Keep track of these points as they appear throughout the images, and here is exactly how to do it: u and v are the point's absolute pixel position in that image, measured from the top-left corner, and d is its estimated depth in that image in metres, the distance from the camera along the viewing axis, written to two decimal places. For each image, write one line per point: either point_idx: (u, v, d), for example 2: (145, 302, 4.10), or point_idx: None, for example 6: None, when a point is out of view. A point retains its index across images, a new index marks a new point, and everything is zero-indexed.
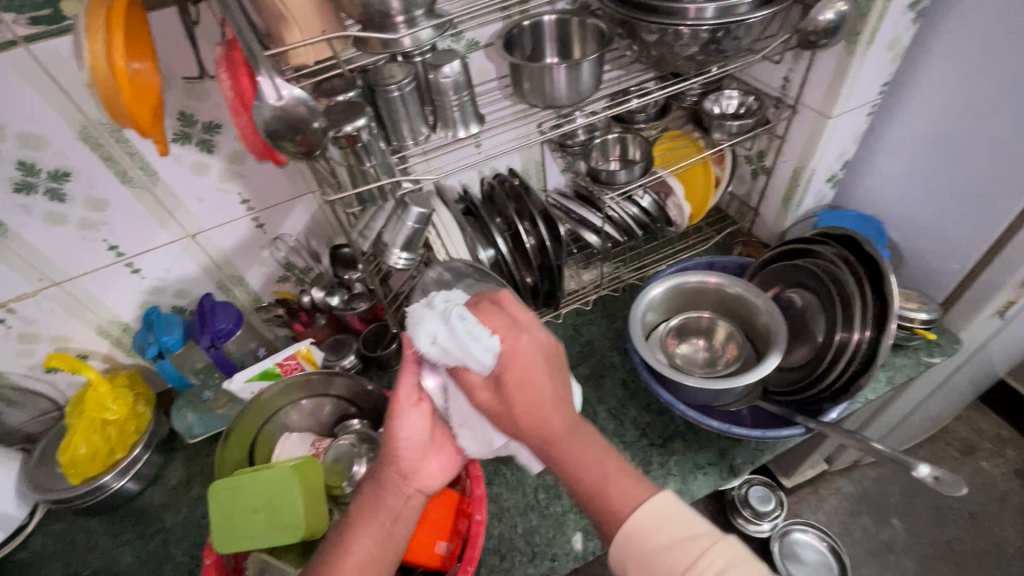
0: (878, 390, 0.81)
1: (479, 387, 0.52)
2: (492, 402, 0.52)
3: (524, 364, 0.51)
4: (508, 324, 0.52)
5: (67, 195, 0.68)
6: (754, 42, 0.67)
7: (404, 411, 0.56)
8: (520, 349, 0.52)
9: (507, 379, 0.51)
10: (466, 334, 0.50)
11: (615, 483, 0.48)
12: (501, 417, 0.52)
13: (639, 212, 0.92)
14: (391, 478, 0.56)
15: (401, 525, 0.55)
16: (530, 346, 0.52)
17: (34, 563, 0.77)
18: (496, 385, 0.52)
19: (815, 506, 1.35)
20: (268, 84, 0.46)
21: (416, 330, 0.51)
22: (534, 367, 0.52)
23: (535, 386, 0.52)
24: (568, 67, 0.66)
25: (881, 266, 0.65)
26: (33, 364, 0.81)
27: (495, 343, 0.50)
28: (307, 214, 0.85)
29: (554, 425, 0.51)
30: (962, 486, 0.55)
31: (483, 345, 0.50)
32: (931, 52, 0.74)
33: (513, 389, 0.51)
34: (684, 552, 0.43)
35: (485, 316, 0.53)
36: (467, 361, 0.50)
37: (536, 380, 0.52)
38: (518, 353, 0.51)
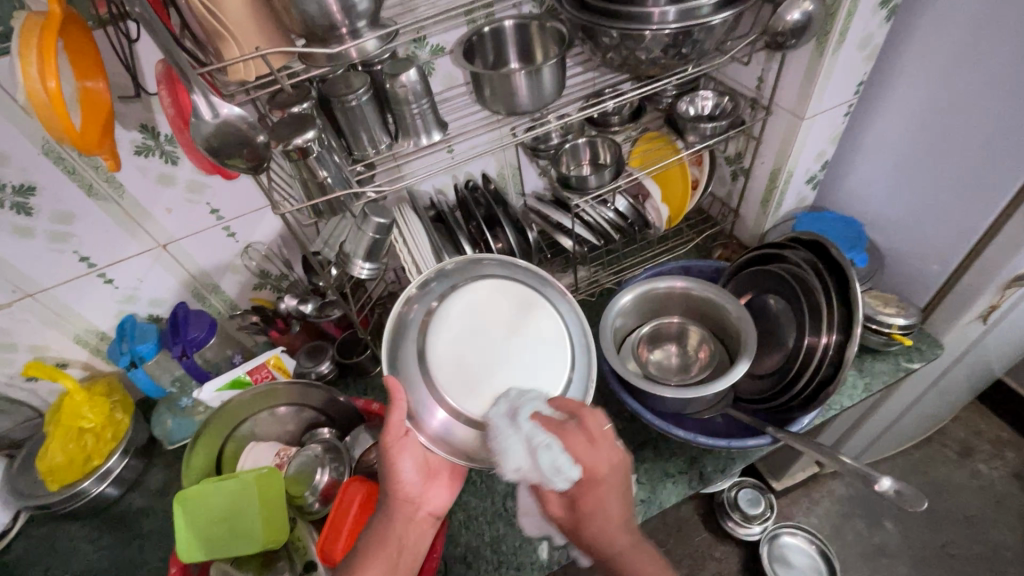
0: (853, 396, 0.79)
1: (554, 503, 0.56)
2: (564, 518, 0.55)
3: (599, 489, 0.54)
4: (589, 447, 0.55)
5: (34, 209, 0.68)
6: (718, 43, 0.66)
7: (403, 448, 0.58)
8: (598, 473, 0.54)
9: (582, 502, 0.54)
10: (548, 462, 0.54)
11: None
12: (570, 534, 0.55)
13: (616, 217, 0.90)
14: (400, 507, 0.59)
15: (409, 550, 0.58)
16: (608, 471, 0.55)
17: (16, 567, 0.79)
18: (570, 505, 0.55)
19: (806, 509, 1.34)
20: (202, 101, 0.46)
21: (501, 449, 0.56)
22: (609, 493, 0.55)
23: (608, 510, 0.54)
24: (529, 73, 0.65)
25: (846, 270, 0.64)
26: (13, 373, 0.82)
27: (574, 471, 0.54)
28: (278, 222, 0.85)
29: (619, 545, 0.53)
30: (922, 501, 0.54)
31: (562, 474, 0.53)
32: (908, 46, 0.71)
33: (584, 513, 0.54)
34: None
35: (572, 434, 0.56)
36: (546, 481, 0.54)
37: (609, 503, 0.54)
38: (596, 479, 0.54)
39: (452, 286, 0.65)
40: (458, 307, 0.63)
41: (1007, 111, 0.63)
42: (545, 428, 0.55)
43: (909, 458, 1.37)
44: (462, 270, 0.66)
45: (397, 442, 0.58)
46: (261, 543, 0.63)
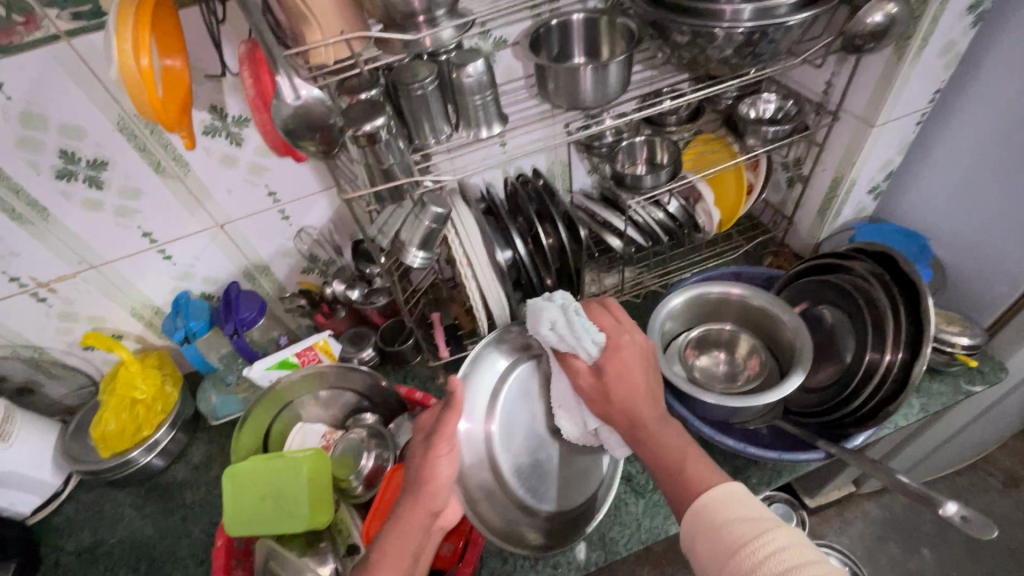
0: (909, 416, 0.76)
1: (582, 373, 0.60)
2: (592, 389, 0.59)
3: (625, 357, 0.59)
4: (614, 323, 0.62)
5: (105, 183, 0.71)
6: (792, 44, 0.64)
7: (446, 454, 0.57)
8: (621, 343, 0.60)
9: (608, 369, 0.58)
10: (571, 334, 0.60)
11: (691, 466, 0.51)
12: (601, 402, 0.59)
13: (665, 218, 0.88)
14: (421, 517, 0.55)
15: (423, 558, 0.56)
16: (630, 345, 0.60)
17: (65, 529, 0.82)
18: (598, 375, 0.59)
19: (838, 528, 1.28)
20: (287, 83, 0.48)
21: (536, 320, 0.62)
22: (632, 360, 0.59)
23: (631, 377, 0.58)
24: (595, 68, 0.63)
25: (919, 286, 0.63)
26: (72, 341, 0.85)
27: (601, 337, 0.60)
28: (333, 208, 0.86)
29: (642, 413, 0.56)
30: (992, 529, 0.52)
31: (591, 338, 0.60)
32: (989, 59, 0.69)
33: (609, 376, 0.58)
34: (752, 526, 0.43)
35: (601, 315, 0.63)
36: (577, 351, 0.60)
37: (632, 371, 0.58)
38: (624, 345, 0.60)
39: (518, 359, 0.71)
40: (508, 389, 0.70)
41: None
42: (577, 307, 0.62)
43: (949, 483, 1.30)
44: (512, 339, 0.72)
45: (446, 446, 0.57)
46: (306, 523, 0.64)
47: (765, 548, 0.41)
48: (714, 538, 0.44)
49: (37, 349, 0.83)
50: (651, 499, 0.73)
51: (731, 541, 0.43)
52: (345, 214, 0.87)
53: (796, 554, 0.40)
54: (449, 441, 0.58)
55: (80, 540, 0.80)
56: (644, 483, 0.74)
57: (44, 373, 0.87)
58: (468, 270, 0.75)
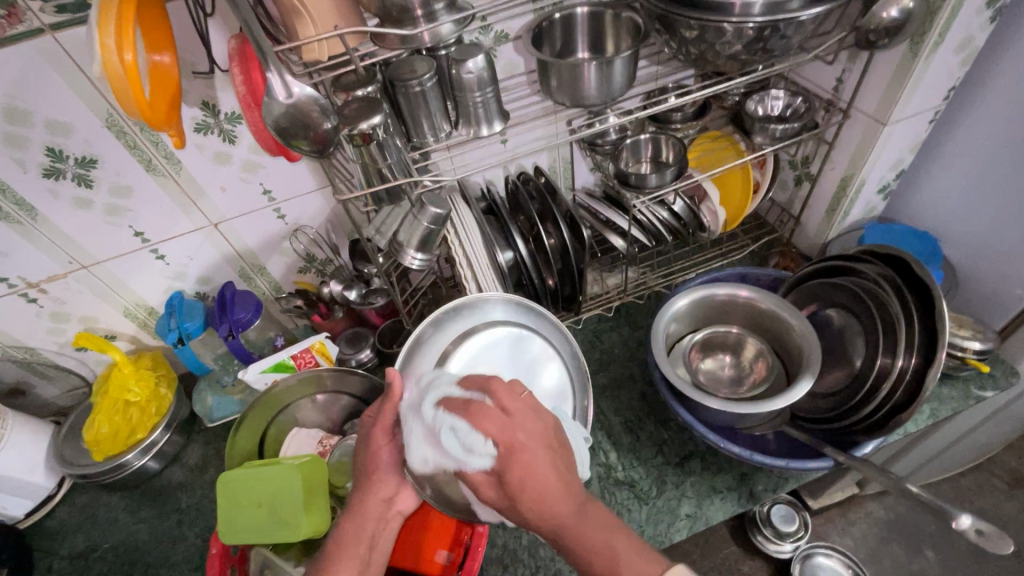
0: (918, 422, 0.74)
1: (483, 486, 0.47)
2: (497, 498, 0.47)
3: (524, 461, 0.45)
4: (501, 421, 0.47)
5: (95, 181, 0.69)
6: (804, 39, 0.61)
7: (389, 443, 0.58)
8: (516, 442, 0.46)
9: (511, 477, 0.45)
10: (455, 447, 0.47)
11: (628, 569, 0.43)
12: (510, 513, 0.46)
13: (670, 217, 0.85)
14: (375, 507, 0.57)
15: (379, 548, 0.56)
16: (526, 441, 0.46)
17: (59, 532, 0.80)
18: (498, 483, 0.46)
19: (842, 529, 1.25)
20: (277, 81, 0.46)
21: (408, 447, 0.53)
22: (535, 458, 0.46)
23: (537, 478, 0.45)
24: (599, 65, 0.61)
25: (932, 291, 0.61)
26: (64, 342, 0.83)
27: (489, 448, 0.46)
28: (328, 207, 0.84)
29: (562, 517, 0.44)
30: (1008, 544, 0.51)
31: (476, 450, 0.46)
32: (1007, 57, 0.66)
33: (511, 483, 0.45)
34: None
35: (502, 394, 0.49)
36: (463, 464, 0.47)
37: (537, 473, 0.45)
38: (530, 438, 0.47)
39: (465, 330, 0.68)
40: (469, 355, 0.67)
41: None
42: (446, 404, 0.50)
43: (954, 485, 1.27)
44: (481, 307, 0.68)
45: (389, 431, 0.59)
46: (302, 532, 0.62)
47: None
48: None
49: (28, 349, 0.82)
50: (654, 505, 0.71)
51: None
52: (342, 215, 0.85)
53: None
54: (390, 426, 0.59)
55: (73, 544, 0.79)
56: (647, 489, 0.73)
57: (37, 374, 0.85)
58: (468, 270, 0.73)
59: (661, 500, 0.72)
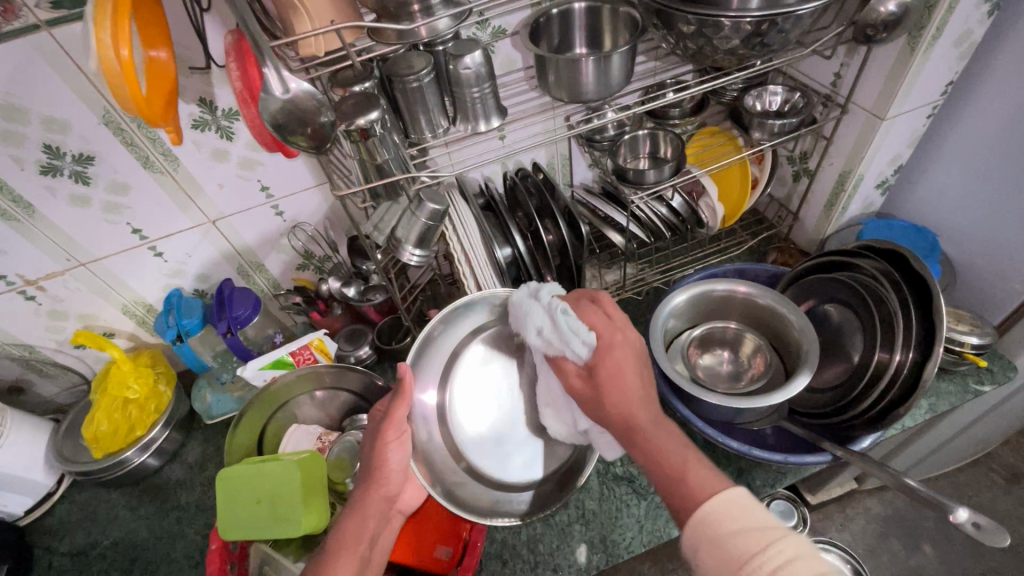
0: (916, 417, 0.75)
1: (573, 376, 0.54)
2: (584, 389, 0.53)
3: (615, 358, 0.53)
4: (605, 319, 0.55)
5: (92, 178, 0.68)
6: (802, 34, 0.61)
7: (396, 443, 0.59)
8: (614, 340, 0.54)
9: (601, 371, 0.53)
10: (567, 328, 0.53)
11: (693, 473, 0.46)
12: (592, 406, 0.53)
13: (668, 213, 0.86)
14: (376, 505, 0.59)
15: (378, 548, 0.59)
16: (622, 344, 0.54)
17: (59, 529, 0.81)
18: (588, 376, 0.54)
19: (840, 525, 1.25)
20: (274, 76, 0.46)
21: (524, 322, 0.57)
22: (625, 362, 0.53)
23: (623, 378, 0.52)
24: (597, 60, 0.61)
25: (930, 286, 0.61)
26: (62, 340, 0.83)
27: (591, 337, 0.53)
28: (327, 204, 0.84)
29: (638, 418, 0.50)
30: (1005, 537, 0.51)
31: (580, 338, 0.53)
32: (1004, 51, 0.66)
33: (601, 377, 0.52)
34: (763, 535, 0.39)
35: (588, 311, 0.57)
36: (566, 351, 0.54)
37: (625, 375, 0.52)
38: (617, 345, 0.54)
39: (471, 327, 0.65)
40: (484, 348, 0.65)
41: None
42: (565, 302, 0.55)
43: (952, 479, 1.28)
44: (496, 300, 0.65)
45: (397, 433, 0.58)
46: (303, 527, 0.62)
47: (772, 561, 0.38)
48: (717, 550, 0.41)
49: (27, 347, 0.82)
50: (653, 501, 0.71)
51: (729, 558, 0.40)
52: (341, 212, 0.84)
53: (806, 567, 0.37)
54: (399, 428, 0.58)
55: (73, 541, 0.79)
56: (646, 485, 0.73)
57: (35, 372, 0.85)
58: (466, 266, 0.73)
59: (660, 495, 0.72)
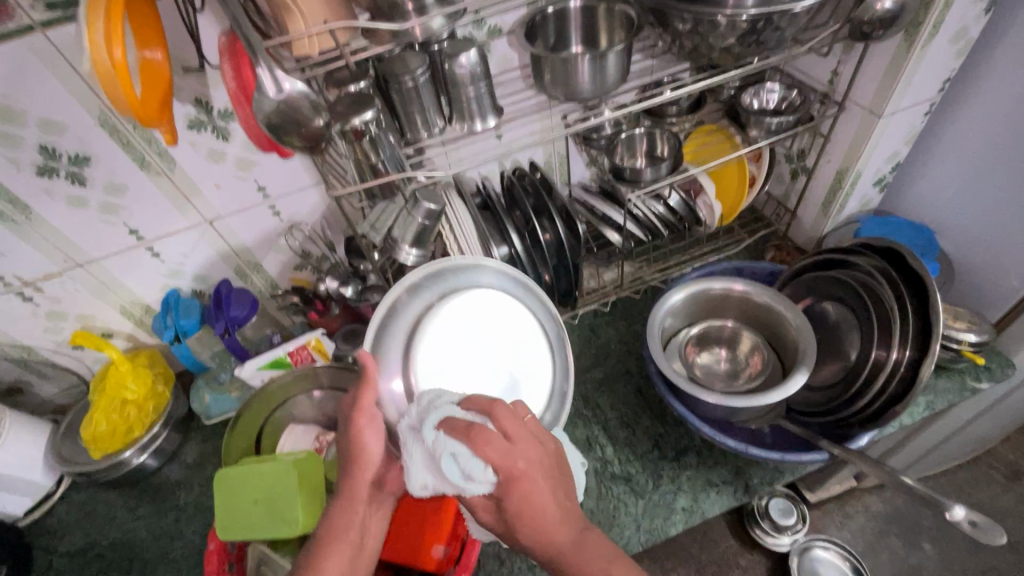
0: (914, 415, 0.74)
1: (480, 508, 0.48)
2: (497, 522, 0.48)
3: (523, 488, 0.46)
4: (505, 447, 0.46)
5: (88, 179, 0.68)
6: (798, 32, 0.61)
7: (372, 430, 0.55)
8: (518, 473, 0.46)
9: (511, 505, 0.46)
10: (455, 473, 0.47)
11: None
12: (508, 535, 0.48)
13: (665, 212, 0.85)
14: (365, 489, 0.56)
15: (371, 532, 0.56)
16: (527, 467, 0.47)
17: (58, 530, 0.81)
18: (496, 507, 0.47)
19: (839, 523, 1.22)
20: (268, 76, 0.45)
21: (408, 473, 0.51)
22: (536, 487, 0.47)
23: (540, 508, 0.46)
24: (593, 58, 0.61)
25: (928, 283, 0.61)
26: (61, 341, 0.83)
27: (490, 477, 0.46)
28: (323, 204, 0.84)
29: (561, 542, 0.46)
30: (1001, 534, 0.51)
31: (476, 477, 0.46)
32: (1002, 48, 0.66)
33: (513, 511, 0.46)
34: None
35: (486, 435, 0.47)
36: (462, 490, 0.47)
37: (540, 503, 0.46)
38: (533, 462, 0.47)
39: (438, 293, 0.64)
40: (444, 321, 0.63)
41: None
42: (452, 446, 0.47)
43: (952, 477, 1.27)
44: (464, 270, 0.65)
45: (370, 420, 0.55)
46: (300, 528, 0.62)
47: None
48: None
49: (25, 348, 0.82)
50: (651, 499, 0.71)
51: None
52: (338, 212, 0.84)
53: None
54: (372, 412, 0.54)
55: (73, 542, 0.79)
56: (644, 483, 0.73)
57: (34, 373, 0.85)
58: None
59: (657, 494, 0.72)
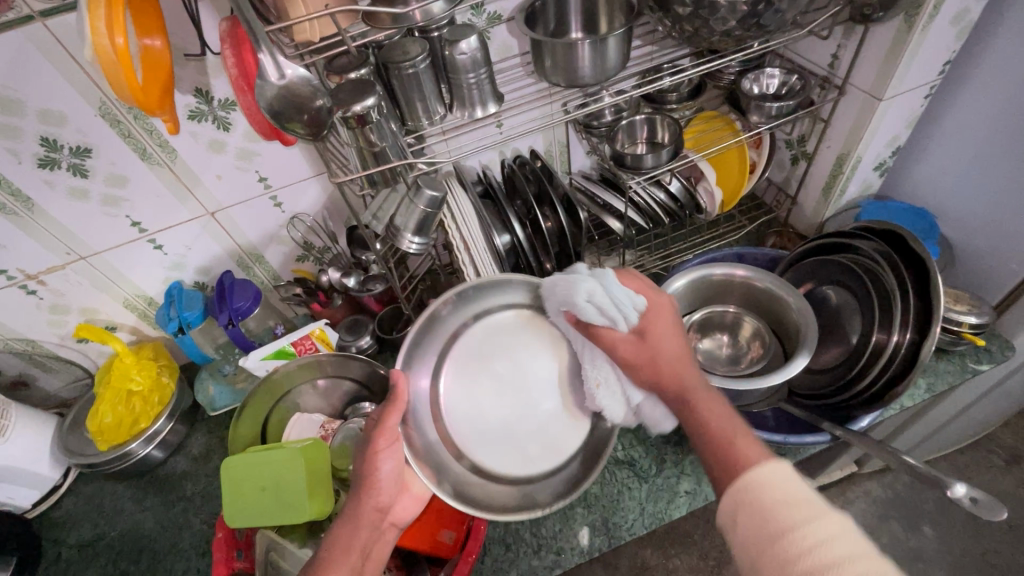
0: (914, 397, 0.75)
1: (622, 343, 0.54)
2: (634, 355, 0.54)
3: (664, 324, 0.55)
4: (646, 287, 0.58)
5: (90, 171, 0.68)
6: (798, 14, 0.61)
7: (387, 453, 0.57)
8: (660, 307, 0.56)
9: (651, 332, 0.54)
10: (620, 296, 0.54)
11: (743, 444, 0.46)
12: (647, 367, 0.53)
13: (667, 199, 0.85)
14: (370, 514, 0.56)
15: (373, 558, 0.56)
16: (666, 308, 0.56)
17: (66, 522, 0.81)
18: (640, 340, 0.54)
19: (840, 508, 1.24)
20: (270, 62, 0.46)
21: (571, 292, 0.55)
22: (670, 332, 0.55)
23: (672, 342, 0.54)
24: (593, 42, 0.61)
25: (929, 265, 0.61)
26: (64, 334, 0.84)
27: (640, 303, 0.55)
28: (325, 194, 0.83)
29: (691, 382, 0.52)
30: (1001, 510, 0.51)
31: (632, 302, 0.55)
32: (1002, 28, 0.66)
33: (654, 340, 0.54)
34: (802, 508, 0.39)
35: (629, 279, 0.58)
36: (617, 318, 0.54)
37: (672, 338, 0.55)
38: (658, 313, 0.56)
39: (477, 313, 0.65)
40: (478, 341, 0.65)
41: None
42: (609, 273, 0.56)
43: (952, 462, 1.28)
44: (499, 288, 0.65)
45: (388, 443, 0.57)
46: (308, 513, 0.63)
47: (806, 540, 0.37)
48: (761, 519, 0.40)
49: (30, 342, 0.82)
50: (654, 483, 0.72)
51: (775, 524, 0.39)
52: (340, 201, 0.84)
53: (841, 546, 0.36)
54: (390, 436, 0.57)
55: (81, 533, 0.80)
56: (647, 468, 0.74)
57: (39, 366, 0.86)
58: (465, 254, 0.74)
59: (661, 478, 0.72)
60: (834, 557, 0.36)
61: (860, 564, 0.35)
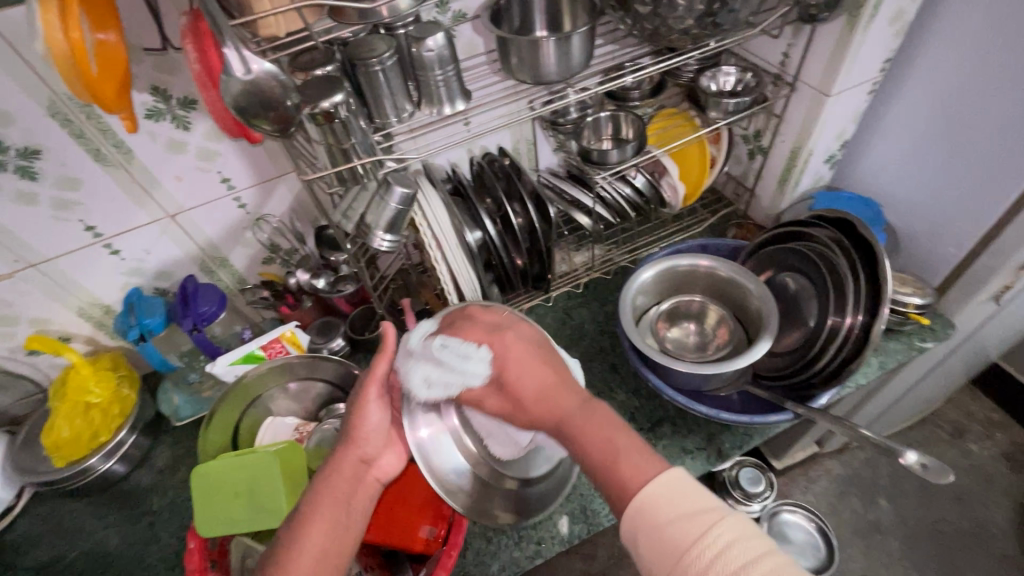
0: (867, 375, 0.80)
1: (485, 395, 0.57)
2: (502, 404, 0.57)
3: (515, 358, 0.56)
4: (487, 331, 0.59)
5: (39, 174, 0.65)
6: (752, 14, 0.64)
7: (376, 401, 0.61)
8: (503, 341, 0.58)
9: (508, 375, 0.56)
10: (451, 358, 0.58)
11: (625, 461, 0.47)
12: (516, 411, 0.56)
13: (632, 194, 0.87)
14: (352, 465, 0.58)
15: (359, 507, 0.56)
16: (515, 340, 0.58)
17: (19, 545, 0.77)
18: (501, 388, 0.56)
19: (804, 487, 1.30)
20: (235, 57, 0.45)
21: (409, 379, 0.59)
22: (527, 360, 0.56)
23: (529, 372, 0.56)
24: (558, 40, 0.62)
25: (876, 250, 0.65)
26: (14, 347, 0.79)
27: (483, 352, 0.57)
28: (291, 195, 0.82)
29: (565, 410, 0.53)
30: (948, 473, 0.55)
31: (472, 358, 0.57)
32: (935, 30, 0.71)
33: (512, 380, 0.56)
34: (695, 522, 0.41)
35: (465, 327, 0.60)
36: (464, 379, 0.57)
37: (529, 366, 0.56)
38: (506, 353, 0.57)
39: None
40: None
41: (978, 126, 0.70)
42: (439, 340, 0.60)
43: (902, 437, 1.35)
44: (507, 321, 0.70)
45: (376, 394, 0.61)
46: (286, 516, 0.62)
47: (711, 548, 0.40)
48: (658, 538, 0.42)
49: None
50: None
51: (674, 542, 0.41)
52: (307, 201, 0.83)
53: (743, 551, 0.39)
54: (381, 387, 0.61)
55: (37, 556, 0.76)
56: None
57: None
58: (436, 251, 0.73)
59: None
60: (733, 565, 0.38)
61: (761, 560, 0.38)
